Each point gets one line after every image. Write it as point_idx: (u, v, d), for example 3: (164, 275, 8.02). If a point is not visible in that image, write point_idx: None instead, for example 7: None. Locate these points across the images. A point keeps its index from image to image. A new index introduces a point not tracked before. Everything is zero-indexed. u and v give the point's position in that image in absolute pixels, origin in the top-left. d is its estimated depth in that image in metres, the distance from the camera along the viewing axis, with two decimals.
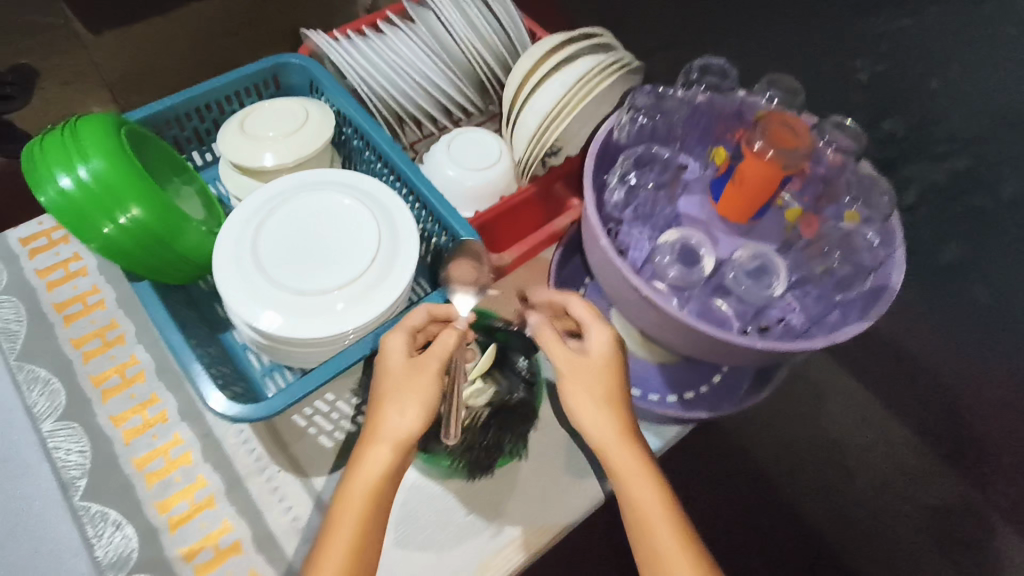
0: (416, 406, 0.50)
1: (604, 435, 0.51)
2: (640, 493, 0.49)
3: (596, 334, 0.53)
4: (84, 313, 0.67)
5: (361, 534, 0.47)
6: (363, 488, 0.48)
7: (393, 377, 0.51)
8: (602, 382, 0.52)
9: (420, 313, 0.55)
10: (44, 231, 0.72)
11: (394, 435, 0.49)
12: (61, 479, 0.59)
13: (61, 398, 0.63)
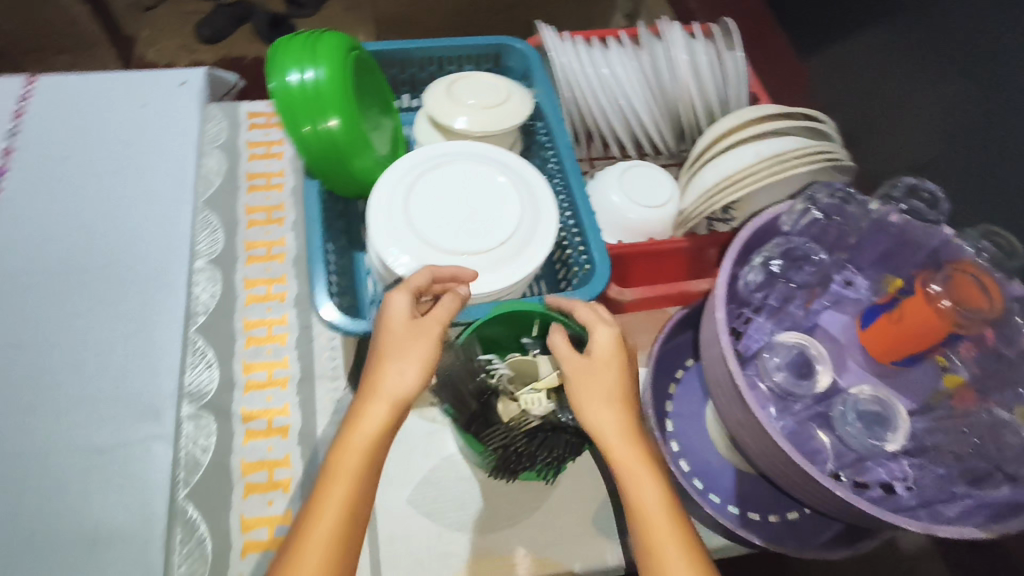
0: (414, 367, 0.51)
1: (609, 436, 0.49)
2: (642, 489, 0.48)
3: (599, 336, 0.53)
4: (266, 188, 0.78)
5: (358, 484, 0.48)
6: (361, 442, 0.48)
7: (395, 338, 0.52)
8: (607, 381, 0.51)
9: (423, 273, 0.57)
10: (268, 113, 0.84)
11: (393, 396, 0.50)
12: (189, 308, 0.68)
13: (219, 246, 0.73)
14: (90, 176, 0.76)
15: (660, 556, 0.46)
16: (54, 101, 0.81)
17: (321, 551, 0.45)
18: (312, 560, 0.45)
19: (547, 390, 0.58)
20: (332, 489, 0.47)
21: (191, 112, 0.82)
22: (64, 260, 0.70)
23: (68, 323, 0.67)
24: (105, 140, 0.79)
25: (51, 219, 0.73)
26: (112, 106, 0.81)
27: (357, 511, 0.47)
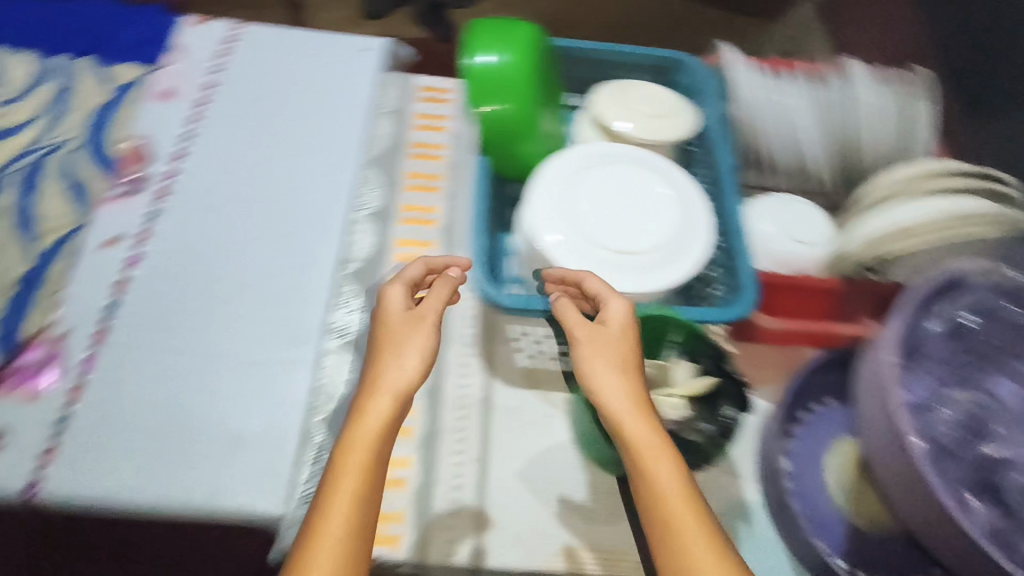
0: (412, 355, 0.54)
1: (620, 408, 0.50)
2: (660, 477, 0.47)
3: (612, 304, 0.55)
4: (426, 157, 0.80)
5: (368, 469, 0.49)
6: (368, 433, 0.50)
7: (393, 334, 0.56)
8: (618, 348, 0.53)
9: (417, 267, 0.61)
10: (441, 88, 0.86)
11: (394, 390, 0.52)
12: (343, 253, 0.72)
13: (377, 202, 0.76)
14: (273, 118, 0.83)
15: (686, 554, 0.44)
16: (256, 49, 0.89)
17: (336, 528, 0.46)
18: (329, 542, 0.45)
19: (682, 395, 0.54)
20: (342, 479, 0.48)
21: (370, 76, 0.87)
22: (241, 188, 0.77)
23: (236, 245, 0.73)
24: (292, 89, 0.85)
25: (236, 150, 0.80)
26: (303, 62, 0.88)
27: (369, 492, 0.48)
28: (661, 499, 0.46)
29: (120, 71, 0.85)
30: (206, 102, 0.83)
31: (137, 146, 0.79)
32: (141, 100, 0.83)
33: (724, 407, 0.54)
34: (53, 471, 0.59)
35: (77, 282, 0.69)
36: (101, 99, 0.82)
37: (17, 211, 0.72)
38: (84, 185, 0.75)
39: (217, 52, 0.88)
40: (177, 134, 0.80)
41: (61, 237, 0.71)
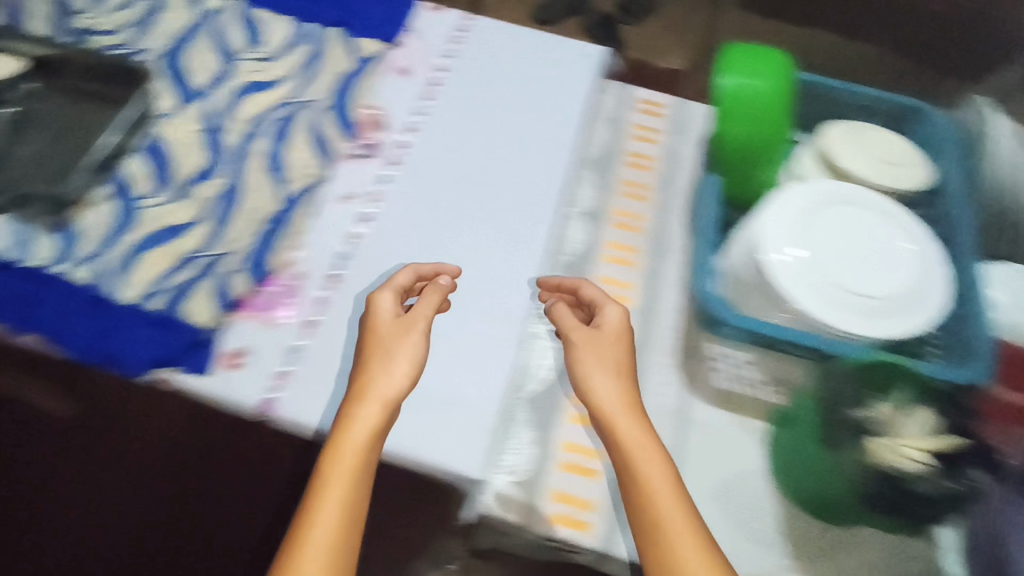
0: (400, 365, 0.59)
1: (614, 408, 0.57)
2: (650, 469, 0.54)
3: (610, 313, 0.63)
4: (639, 166, 0.82)
5: (360, 460, 0.53)
6: (358, 440, 0.54)
7: (384, 340, 0.61)
8: (615, 352, 0.61)
9: (407, 274, 0.66)
10: (657, 102, 0.88)
11: (382, 398, 0.57)
12: (553, 244, 0.75)
13: (590, 202, 0.79)
14: (496, 107, 0.87)
15: (675, 549, 0.50)
16: (484, 42, 0.94)
17: (331, 517, 0.50)
18: (323, 533, 0.49)
19: (922, 447, 0.52)
20: (331, 478, 0.52)
21: (589, 81, 0.90)
22: (462, 169, 0.81)
23: (454, 220, 0.77)
24: (514, 83, 0.90)
25: (459, 133, 0.85)
26: (526, 60, 0.93)
27: (359, 488, 0.52)
28: (648, 489, 0.52)
29: (363, 44, 0.92)
30: (436, 84, 0.89)
31: (373, 115, 0.85)
32: (380, 74, 0.89)
33: (969, 469, 0.52)
34: (287, 396, 0.64)
35: (316, 231, 0.75)
36: (346, 67, 0.89)
37: (270, 158, 0.80)
38: (328, 144, 0.81)
39: (450, 39, 0.94)
40: (409, 110, 0.86)
41: (305, 189, 0.78)
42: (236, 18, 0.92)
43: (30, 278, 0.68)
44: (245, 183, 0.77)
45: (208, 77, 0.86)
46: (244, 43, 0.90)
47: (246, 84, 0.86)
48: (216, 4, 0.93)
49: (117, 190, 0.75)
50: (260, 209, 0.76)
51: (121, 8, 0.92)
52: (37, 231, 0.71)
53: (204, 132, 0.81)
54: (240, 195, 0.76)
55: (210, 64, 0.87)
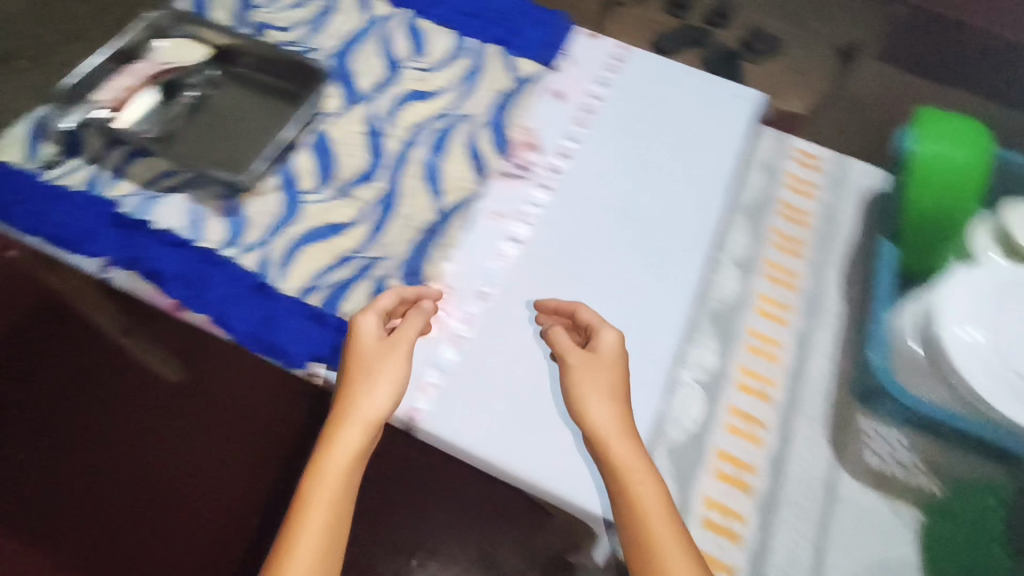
0: (383, 389, 0.60)
1: (609, 430, 0.58)
2: (643, 491, 0.55)
3: (604, 336, 0.64)
4: (795, 220, 0.80)
5: (345, 472, 0.57)
6: (337, 463, 0.56)
7: (367, 361, 0.62)
8: (608, 377, 0.62)
9: (391, 297, 0.67)
10: (816, 154, 0.86)
11: (365, 417, 0.59)
12: (702, 289, 0.74)
13: (741, 252, 0.77)
14: (649, 141, 0.86)
15: None
16: (641, 74, 0.93)
17: (313, 535, 0.53)
18: (305, 555, 0.52)
19: None
20: (316, 490, 0.55)
21: (746, 124, 0.88)
22: (611, 201, 0.81)
23: (601, 252, 0.77)
24: (669, 118, 0.89)
25: (611, 164, 0.84)
26: (682, 95, 0.91)
27: (339, 508, 0.55)
28: (637, 507, 0.54)
29: (521, 64, 0.93)
30: (591, 111, 0.89)
31: (528, 137, 0.86)
32: (536, 95, 0.90)
33: None
34: (427, 408, 0.65)
35: (468, 245, 0.76)
36: (505, 85, 0.90)
37: (426, 168, 0.81)
38: (484, 160, 0.83)
39: (607, 67, 0.94)
40: (563, 135, 0.87)
41: (458, 203, 0.79)
42: (402, 28, 0.95)
43: (202, 259, 0.71)
44: (401, 189, 0.79)
45: (373, 81, 0.88)
46: (407, 52, 0.92)
47: (408, 92, 0.88)
48: (384, 12, 0.97)
49: (284, 182, 0.78)
50: (415, 218, 0.77)
51: (296, 7, 0.96)
52: (210, 214, 0.74)
53: (366, 134, 0.83)
54: (397, 201, 0.78)
55: (376, 67, 0.90)
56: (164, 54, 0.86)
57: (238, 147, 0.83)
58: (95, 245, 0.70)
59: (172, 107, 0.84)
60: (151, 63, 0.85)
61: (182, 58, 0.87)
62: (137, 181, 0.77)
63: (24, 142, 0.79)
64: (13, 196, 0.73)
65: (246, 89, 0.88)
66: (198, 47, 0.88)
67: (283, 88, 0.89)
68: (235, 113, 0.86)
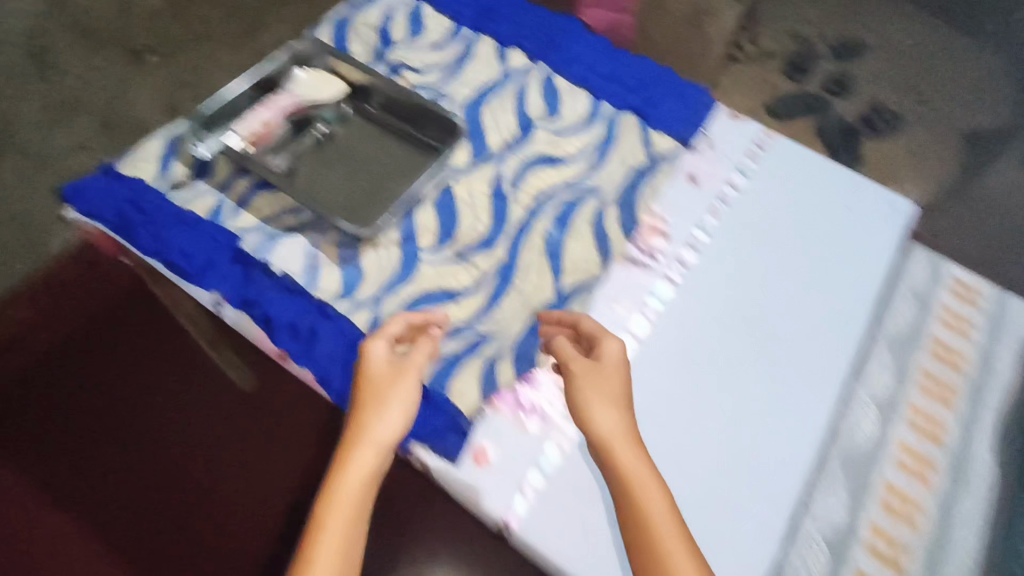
0: (394, 413, 0.58)
1: (614, 436, 0.57)
2: (650, 497, 0.54)
3: (607, 346, 0.62)
4: (947, 362, 0.73)
5: (358, 498, 0.53)
6: (352, 488, 0.53)
7: (379, 386, 0.59)
8: (611, 384, 0.60)
9: (399, 325, 0.64)
10: (976, 289, 0.78)
11: (377, 441, 0.56)
12: (837, 427, 0.68)
13: (883, 389, 0.71)
14: (785, 246, 0.81)
15: None
16: (783, 167, 0.88)
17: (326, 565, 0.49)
18: None
19: None
20: (329, 517, 0.52)
21: (896, 242, 0.81)
22: (741, 307, 0.76)
23: (726, 364, 0.71)
24: (809, 222, 0.83)
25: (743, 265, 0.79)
26: (825, 199, 0.86)
27: (354, 534, 0.52)
28: (647, 516, 0.53)
29: (657, 139, 0.88)
30: (726, 202, 0.84)
31: (657, 219, 0.81)
32: (670, 176, 0.85)
33: None
34: (524, 514, 0.61)
35: None
36: (638, 161, 0.86)
37: (549, 241, 0.78)
38: (609, 242, 0.79)
39: (747, 155, 0.89)
40: (694, 224, 0.82)
41: (579, 286, 0.75)
42: (537, 84, 0.92)
43: (314, 310, 0.68)
44: (520, 261, 0.76)
45: (503, 140, 0.86)
46: (541, 112, 0.89)
47: (538, 155, 0.85)
48: (520, 64, 0.94)
49: (405, 237, 0.75)
50: (533, 296, 0.73)
51: (433, 49, 0.95)
52: (325, 262, 0.72)
53: (491, 195, 0.80)
54: (515, 273, 0.75)
55: (508, 124, 0.87)
56: (300, 85, 0.84)
57: (361, 193, 0.81)
58: (213, 278, 0.70)
59: (301, 142, 0.83)
60: (287, 93, 0.82)
61: (317, 92, 0.84)
62: (259, 216, 0.76)
63: (157, 159, 0.78)
64: (142, 217, 0.73)
65: (376, 130, 0.87)
66: (334, 81, 0.85)
67: (412, 134, 0.87)
68: (362, 153, 0.85)
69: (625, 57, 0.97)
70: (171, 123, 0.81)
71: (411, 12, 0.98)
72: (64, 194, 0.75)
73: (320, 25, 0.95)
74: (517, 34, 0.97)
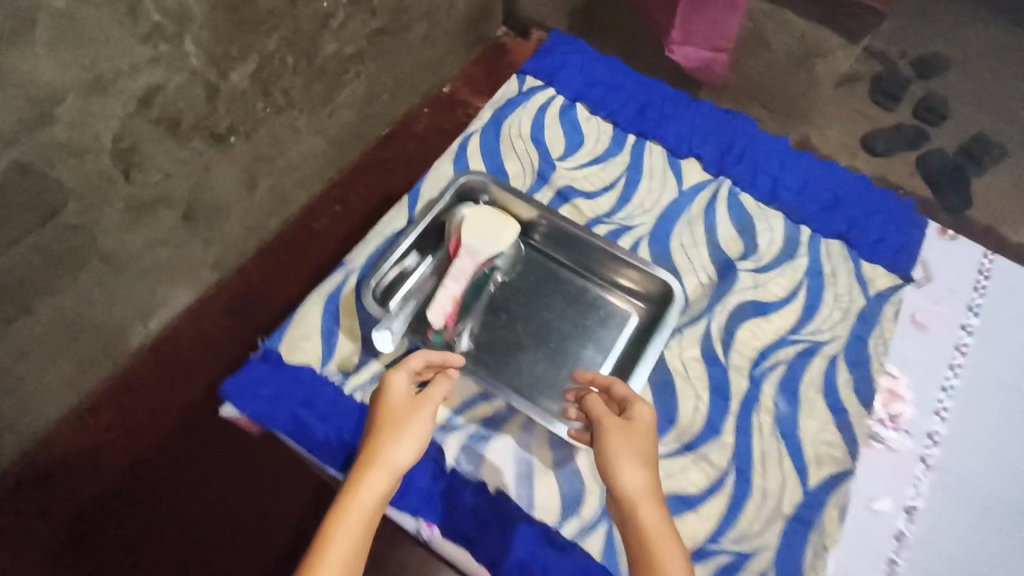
0: (413, 442, 0.48)
1: (639, 493, 0.46)
2: (669, 563, 0.41)
3: (640, 405, 0.52)
4: None
5: (365, 527, 0.43)
6: (362, 510, 0.43)
7: (395, 415, 0.50)
8: (644, 441, 0.50)
9: (420, 359, 0.57)
10: None
11: (393, 465, 0.46)
12: None
13: None
14: None
15: None
16: (1012, 302, 0.78)
17: None
18: None
19: None
20: (331, 543, 0.41)
21: None
22: (1008, 496, 0.67)
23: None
24: None
25: (999, 438, 0.70)
26: None
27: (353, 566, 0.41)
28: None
29: (872, 274, 0.77)
30: (964, 352, 0.74)
31: (894, 382, 0.71)
32: (894, 320, 0.75)
33: None
34: None
35: (850, 547, 0.62)
36: (857, 304, 0.75)
37: (780, 420, 0.67)
38: (849, 417, 0.68)
39: (971, 289, 0.78)
40: (937, 386, 0.72)
41: (829, 481, 0.64)
42: (724, 206, 0.80)
43: (541, 540, 0.58)
44: (753, 448, 0.65)
45: (701, 282, 0.74)
46: (736, 244, 0.77)
47: (746, 305, 0.73)
48: (699, 180, 0.82)
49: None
50: (778, 497, 0.63)
51: (597, 164, 0.82)
52: (541, 469, 0.61)
53: (703, 361, 0.69)
54: (752, 467, 0.64)
55: (703, 261, 0.76)
56: (474, 232, 0.69)
57: (548, 359, 0.68)
58: (415, 502, 0.59)
59: (478, 302, 0.71)
60: (466, 250, 0.67)
61: (494, 237, 0.69)
62: (449, 405, 0.63)
63: (320, 335, 0.66)
64: (319, 419, 0.62)
65: (552, 271, 0.73)
66: (506, 218, 0.70)
67: (590, 274, 0.73)
68: (541, 303, 0.71)
69: (811, 163, 0.84)
70: (322, 285, 0.69)
71: (564, 118, 0.85)
72: (222, 391, 0.63)
73: (467, 136, 0.82)
74: (688, 141, 0.84)
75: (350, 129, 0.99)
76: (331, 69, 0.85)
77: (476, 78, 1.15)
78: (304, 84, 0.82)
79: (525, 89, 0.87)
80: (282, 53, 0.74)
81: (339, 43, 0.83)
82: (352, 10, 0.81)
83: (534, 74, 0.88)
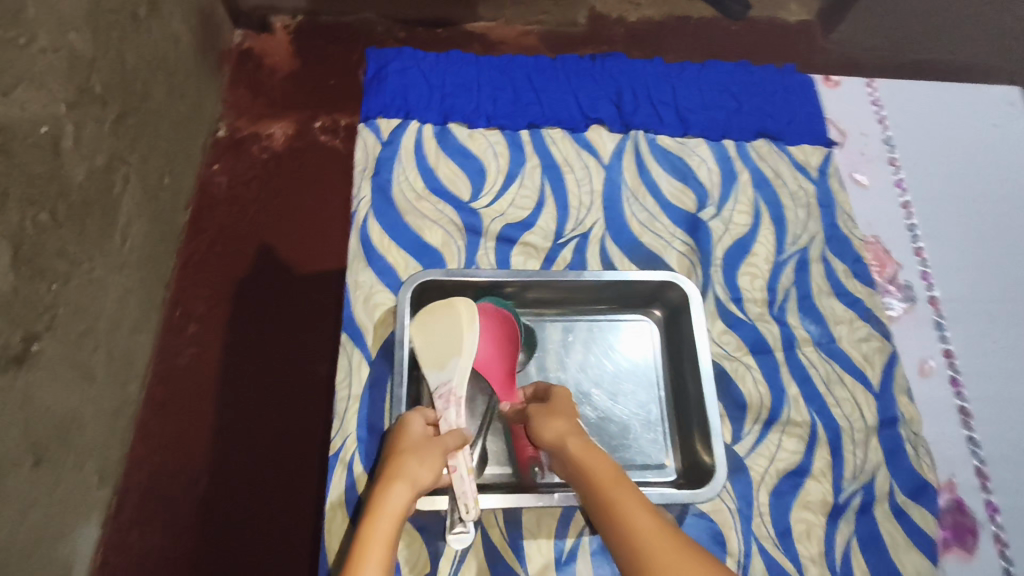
0: (423, 456, 0.47)
1: (569, 439, 0.46)
2: (617, 485, 0.42)
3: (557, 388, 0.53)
4: None
5: (398, 521, 0.42)
6: (388, 518, 0.41)
7: (405, 444, 0.48)
8: (565, 403, 0.51)
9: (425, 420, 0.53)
10: None
11: (414, 480, 0.45)
12: None
13: None
14: (978, 202, 0.78)
15: None
16: (909, 116, 0.82)
17: None
18: None
19: None
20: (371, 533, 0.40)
21: None
22: (999, 291, 0.73)
23: None
24: (971, 164, 0.80)
25: (968, 243, 0.75)
26: (964, 131, 0.82)
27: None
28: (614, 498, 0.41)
29: (804, 156, 0.77)
30: (904, 185, 0.77)
31: (875, 247, 0.73)
32: (843, 187, 0.76)
33: None
34: None
35: (929, 416, 0.66)
36: (812, 194, 0.75)
37: (819, 343, 0.68)
38: (861, 302, 0.70)
39: (876, 122, 0.81)
40: (904, 229, 0.75)
41: (885, 371, 0.67)
42: (652, 159, 0.74)
43: None
44: (815, 383, 0.66)
45: (681, 251, 0.70)
46: (687, 194, 0.73)
47: (730, 249, 0.70)
48: (613, 146, 0.74)
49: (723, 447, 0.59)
50: (859, 416, 0.65)
51: (511, 182, 0.71)
52: None
53: (732, 328, 0.67)
54: (825, 400, 0.65)
55: (669, 228, 0.71)
56: (435, 361, 0.54)
57: (610, 427, 0.61)
58: None
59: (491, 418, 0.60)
60: (442, 397, 0.52)
61: (454, 348, 0.53)
62: (551, 533, 0.58)
63: None
64: None
65: (552, 326, 0.65)
66: (452, 307, 0.54)
67: (585, 306, 0.66)
68: (563, 367, 0.64)
69: (693, 73, 0.80)
70: (329, 497, 0.57)
71: (446, 148, 0.72)
72: None
73: (363, 225, 0.67)
74: (576, 108, 0.76)
75: (161, 257, 0.77)
76: (96, 194, 0.62)
77: (246, 102, 0.91)
78: (76, 230, 0.59)
79: (385, 136, 0.71)
80: (30, 214, 0.52)
81: (86, 161, 0.60)
82: (78, 116, 0.58)
83: (382, 114, 0.73)
